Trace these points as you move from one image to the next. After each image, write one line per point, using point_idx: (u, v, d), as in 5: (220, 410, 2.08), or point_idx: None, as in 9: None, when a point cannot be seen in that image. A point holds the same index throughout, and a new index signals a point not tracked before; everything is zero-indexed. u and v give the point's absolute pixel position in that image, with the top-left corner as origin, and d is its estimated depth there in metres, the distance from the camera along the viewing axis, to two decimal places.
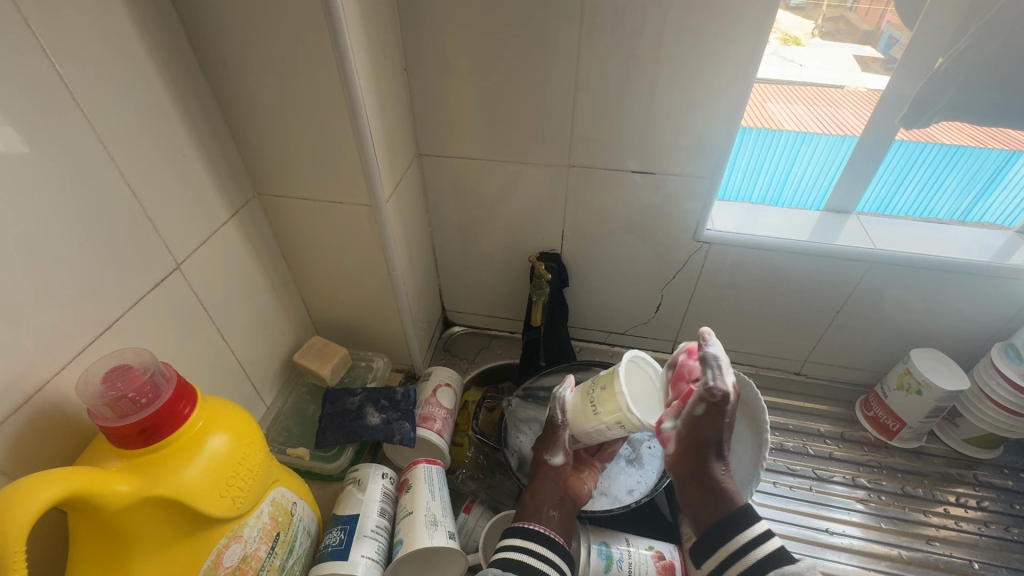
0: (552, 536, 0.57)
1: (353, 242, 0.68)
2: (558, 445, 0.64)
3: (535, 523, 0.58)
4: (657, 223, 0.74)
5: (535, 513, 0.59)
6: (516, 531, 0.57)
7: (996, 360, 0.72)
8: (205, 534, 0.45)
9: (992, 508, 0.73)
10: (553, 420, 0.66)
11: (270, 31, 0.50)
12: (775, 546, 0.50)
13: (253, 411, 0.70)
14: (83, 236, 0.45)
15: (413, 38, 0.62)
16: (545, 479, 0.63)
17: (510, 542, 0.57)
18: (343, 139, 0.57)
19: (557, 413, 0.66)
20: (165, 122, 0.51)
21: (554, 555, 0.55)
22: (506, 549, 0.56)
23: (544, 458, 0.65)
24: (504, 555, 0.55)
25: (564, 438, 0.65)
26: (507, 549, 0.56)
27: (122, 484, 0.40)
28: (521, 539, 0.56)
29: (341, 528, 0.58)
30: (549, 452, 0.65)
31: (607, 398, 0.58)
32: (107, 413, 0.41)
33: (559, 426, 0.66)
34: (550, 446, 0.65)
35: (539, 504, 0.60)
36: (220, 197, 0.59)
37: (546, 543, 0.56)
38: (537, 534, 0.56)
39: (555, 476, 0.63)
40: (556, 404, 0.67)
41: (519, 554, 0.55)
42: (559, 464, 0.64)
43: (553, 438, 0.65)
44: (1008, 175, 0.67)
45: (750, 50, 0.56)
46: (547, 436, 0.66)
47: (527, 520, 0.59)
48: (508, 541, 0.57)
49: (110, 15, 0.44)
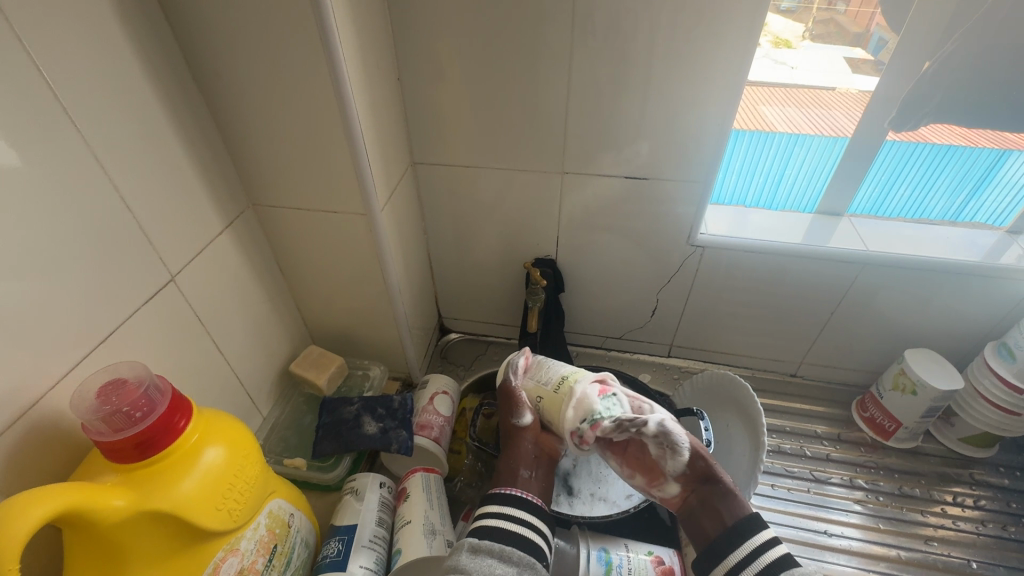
0: (531, 500, 0.56)
1: (348, 252, 0.68)
2: (524, 405, 0.63)
3: (513, 488, 0.57)
4: (651, 228, 0.74)
5: (510, 477, 0.58)
6: (494, 498, 0.56)
7: (990, 359, 0.72)
8: (202, 547, 0.45)
9: (989, 506, 0.73)
10: (510, 384, 0.65)
11: (263, 42, 0.51)
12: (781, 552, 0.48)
13: (250, 422, 0.70)
14: (79, 250, 0.45)
15: (405, 47, 0.63)
16: (517, 441, 0.62)
17: (487, 509, 0.55)
18: (336, 149, 0.57)
19: (511, 377, 0.66)
20: (158, 134, 0.51)
21: (532, 517, 0.54)
22: (485, 517, 0.55)
23: (513, 422, 0.63)
24: (482, 522, 0.54)
25: (523, 398, 0.64)
26: (483, 516, 0.55)
27: (118, 499, 0.40)
28: (497, 505, 0.55)
29: (339, 539, 0.58)
30: (517, 413, 0.63)
31: (551, 401, 0.62)
32: (102, 428, 0.41)
33: (514, 389, 0.64)
34: (513, 409, 0.63)
35: (515, 467, 0.59)
36: (215, 207, 0.60)
37: (526, 508, 0.55)
38: (516, 499, 0.55)
39: (526, 437, 0.62)
40: (509, 370, 0.67)
41: (497, 521, 0.53)
42: (528, 423, 0.63)
43: (513, 400, 0.64)
44: (1001, 174, 0.68)
45: (740, 57, 0.57)
46: (508, 400, 0.64)
47: (505, 485, 0.57)
48: (485, 507, 0.56)
49: (103, 29, 0.44)
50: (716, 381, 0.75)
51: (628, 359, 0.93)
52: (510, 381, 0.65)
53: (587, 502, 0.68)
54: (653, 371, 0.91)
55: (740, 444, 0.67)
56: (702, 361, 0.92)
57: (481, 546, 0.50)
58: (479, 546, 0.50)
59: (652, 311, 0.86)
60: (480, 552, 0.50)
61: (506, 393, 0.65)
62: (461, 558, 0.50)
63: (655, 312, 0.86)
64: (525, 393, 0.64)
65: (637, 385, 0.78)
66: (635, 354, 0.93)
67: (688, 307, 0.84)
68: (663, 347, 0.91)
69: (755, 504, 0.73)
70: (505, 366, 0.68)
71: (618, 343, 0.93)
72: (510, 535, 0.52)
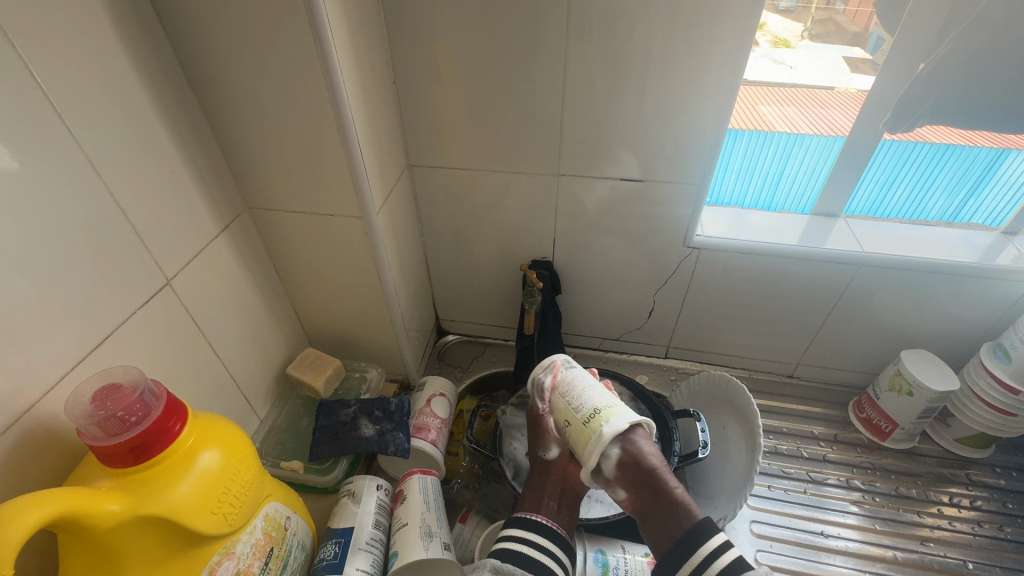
0: (555, 528, 0.57)
1: (344, 255, 0.68)
2: (550, 438, 0.63)
3: (535, 514, 0.58)
4: (647, 230, 0.74)
5: (534, 505, 0.60)
6: (519, 522, 0.58)
7: (985, 360, 0.72)
8: (197, 551, 0.45)
9: (986, 507, 0.73)
10: (539, 412, 0.63)
11: (258, 46, 0.51)
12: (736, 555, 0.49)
13: (247, 425, 0.70)
14: (74, 254, 0.45)
15: (401, 50, 0.63)
16: (543, 476, 0.62)
17: (510, 533, 0.57)
18: (332, 152, 0.58)
19: (536, 400, 0.64)
20: (154, 138, 0.51)
21: (553, 544, 0.56)
22: (509, 540, 0.56)
23: (539, 454, 0.63)
24: (503, 545, 0.55)
25: (551, 429, 0.63)
26: (506, 539, 0.56)
27: (112, 504, 0.40)
28: (521, 531, 0.56)
29: (336, 542, 0.58)
30: (543, 446, 0.63)
31: (579, 433, 0.56)
32: (96, 433, 0.41)
33: (542, 417, 0.63)
34: (540, 441, 0.63)
35: (539, 494, 0.61)
36: (211, 211, 0.60)
37: (548, 535, 0.56)
38: (539, 526, 0.57)
39: (551, 469, 0.62)
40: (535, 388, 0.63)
41: (519, 545, 0.55)
42: (555, 457, 0.62)
43: (542, 431, 0.63)
44: (998, 173, 0.68)
45: (734, 60, 0.57)
46: (536, 428, 0.64)
47: (528, 510, 0.59)
48: (509, 530, 0.57)
49: (98, 34, 0.44)
50: (712, 382, 0.75)
51: (625, 360, 0.93)
52: (537, 406, 0.63)
53: (585, 503, 0.68)
54: (650, 372, 0.91)
55: (737, 445, 0.67)
56: (699, 363, 0.92)
57: (503, 568, 0.51)
58: (501, 568, 0.51)
59: (649, 312, 0.86)
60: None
61: (535, 421, 0.64)
62: None
63: (651, 313, 0.86)
64: (552, 422, 0.63)
65: (634, 386, 0.78)
66: (632, 355, 0.93)
67: (684, 308, 0.84)
68: (660, 348, 0.91)
69: (751, 505, 0.73)
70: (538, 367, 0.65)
71: (615, 344, 0.93)
72: (531, 560, 0.54)
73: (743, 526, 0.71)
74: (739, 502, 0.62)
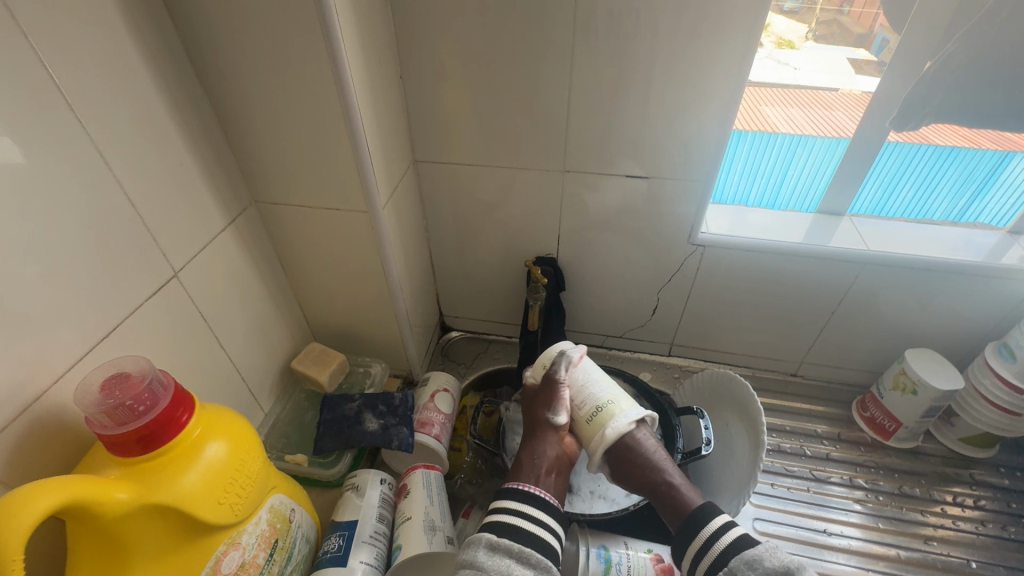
0: (548, 499, 0.55)
1: (350, 249, 0.69)
2: (563, 405, 0.61)
3: (531, 486, 0.56)
4: (652, 227, 0.75)
5: (531, 475, 0.57)
6: (511, 494, 0.55)
7: (990, 359, 0.72)
8: (204, 541, 0.46)
9: (989, 507, 0.73)
10: (554, 377, 0.62)
11: (266, 41, 0.51)
12: (738, 535, 0.50)
13: (252, 418, 0.70)
14: (82, 245, 0.45)
15: (408, 46, 0.63)
16: (546, 437, 0.60)
17: (503, 504, 0.54)
18: (339, 147, 0.58)
19: (547, 380, 0.63)
20: (162, 131, 0.51)
21: (545, 516, 0.54)
22: (501, 512, 0.54)
23: (547, 416, 0.61)
24: (497, 519, 0.53)
25: (565, 397, 0.62)
26: (499, 512, 0.54)
27: (121, 492, 0.40)
28: (516, 501, 0.54)
29: (340, 534, 0.58)
30: (552, 410, 0.61)
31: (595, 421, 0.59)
32: (105, 422, 0.41)
33: (560, 383, 0.62)
34: (551, 404, 0.61)
35: (537, 464, 0.59)
36: (218, 204, 0.60)
37: (542, 506, 0.54)
38: (533, 497, 0.55)
39: (552, 437, 0.60)
40: (561, 361, 0.63)
41: (514, 518, 0.52)
42: (565, 424, 0.60)
43: (556, 395, 0.62)
44: (1003, 175, 0.68)
45: (741, 58, 0.57)
46: (549, 394, 0.62)
47: (523, 481, 0.57)
48: (503, 501, 0.55)
49: (108, 26, 0.44)
50: (716, 379, 0.75)
51: (629, 358, 0.93)
52: (547, 385, 0.63)
53: (587, 500, 0.69)
54: (653, 370, 0.91)
55: (741, 443, 0.67)
56: (702, 360, 0.92)
57: (499, 544, 0.50)
58: (497, 544, 0.50)
59: (653, 309, 0.86)
60: (498, 551, 0.50)
61: (547, 387, 0.63)
62: (479, 555, 0.49)
63: (655, 311, 0.86)
64: (569, 392, 0.62)
65: (637, 384, 0.78)
66: (635, 352, 0.93)
67: (688, 306, 0.84)
68: (664, 346, 0.92)
69: (754, 503, 0.73)
70: (547, 352, 0.65)
71: (619, 341, 0.93)
72: (526, 533, 0.52)
73: (746, 523, 0.71)
74: (741, 500, 0.63)
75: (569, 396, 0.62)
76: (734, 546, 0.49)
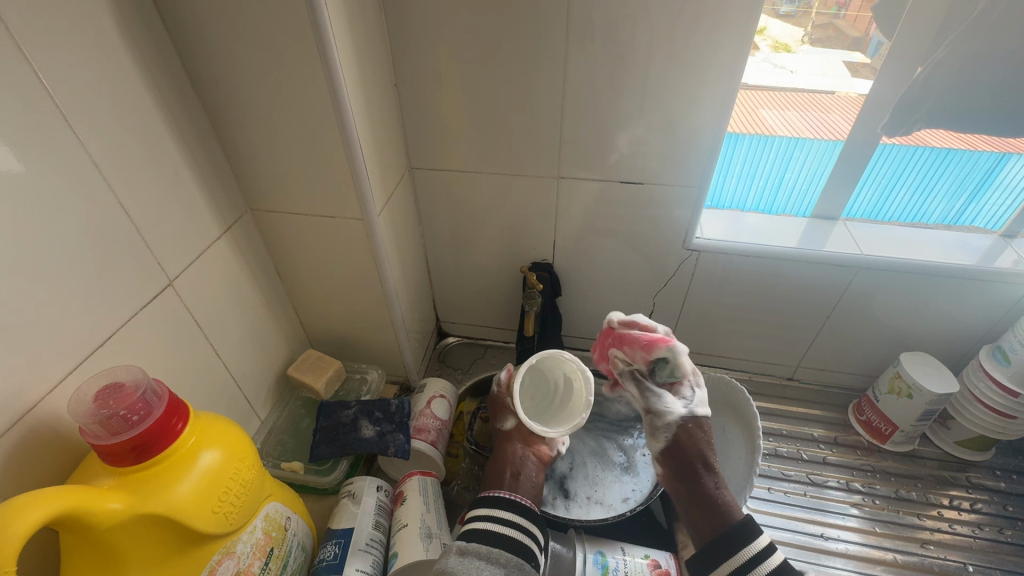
0: (521, 501, 0.57)
1: (345, 256, 0.69)
2: (507, 411, 0.68)
3: (501, 490, 0.58)
4: (647, 233, 0.75)
5: (499, 480, 0.61)
6: (482, 502, 0.57)
7: (985, 362, 0.72)
8: (198, 550, 0.45)
9: (986, 510, 0.73)
10: (495, 394, 0.71)
11: (261, 51, 0.51)
12: (778, 560, 0.51)
13: (248, 426, 0.70)
14: (77, 256, 0.46)
15: (402, 54, 0.64)
16: (502, 446, 0.66)
17: (476, 513, 0.56)
18: (333, 155, 0.58)
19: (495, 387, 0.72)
20: (157, 140, 0.52)
21: (521, 518, 0.55)
22: (475, 520, 0.56)
23: (499, 428, 0.68)
24: (472, 526, 0.55)
25: (508, 405, 0.69)
26: (473, 520, 0.56)
27: (115, 502, 0.40)
28: (487, 508, 0.56)
29: (335, 542, 0.58)
30: (500, 420, 0.68)
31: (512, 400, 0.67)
32: (99, 431, 0.41)
33: (501, 396, 0.70)
34: (499, 416, 0.69)
35: (501, 470, 0.62)
36: (213, 213, 0.60)
37: (513, 508, 0.56)
38: (503, 500, 0.56)
39: (510, 441, 0.66)
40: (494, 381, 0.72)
41: (485, 523, 0.54)
42: (511, 426, 0.67)
43: (500, 408, 0.69)
44: (999, 177, 0.68)
45: (733, 65, 0.58)
46: (497, 406, 0.70)
47: (494, 488, 0.59)
48: (475, 510, 0.57)
49: (103, 38, 0.45)
50: (712, 384, 0.75)
51: None
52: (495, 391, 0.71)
53: (584, 505, 0.69)
54: None
55: (737, 448, 0.67)
56: (699, 365, 0.92)
57: (467, 548, 0.52)
58: (466, 549, 0.52)
59: (649, 314, 0.86)
60: (468, 555, 0.52)
61: (495, 403, 0.71)
62: (449, 561, 0.51)
63: (651, 316, 0.86)
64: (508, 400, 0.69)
65: None
66: None
67: (683, 311, 0.84)
68: None
69: (751, 508, 0.73)
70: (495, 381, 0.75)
71: None
72: (498, 536, 0.53)
73: None
74: (737, 504, 0.63)
75: (509, 403, 0.68)
76: (779, 568, 0.50)
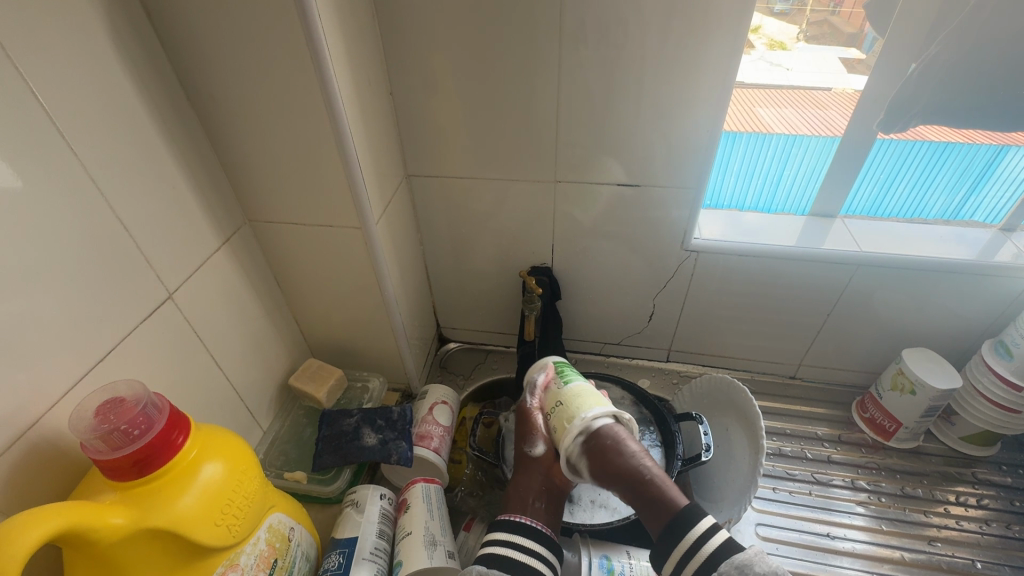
0: (541, 528, 0.57)
1: (344, 264, 0.69)
2: (538, 434, 0.63)
3: (520, 515, 0.58)
4: (645, 234, 0.75)
5: (520, 506, 0.60)
6: (503, 526, 0.57)
7: (987, 357, 0.72)
8: (202, 562, 0.46)
9: (992, 506, 0.73)
10: (528, 406, 0.65)
11: (256, 62, 0.52)
12: (725, 539, 0.46)
13: (250, 437, 0.70)
14: (77, 271, 0.46)
15: (397, 63, 0.64)
16: (529, 471, 0.63)
17: (495, 537, 0.56)
18: (330, 165, 0.58)
19: (527, 396, 0.65)
20: (154, 154, 0.52)
21: (540, 547, 0.56)
22: (494, 544, 0.55)
23: (526, 449, 0.64)
24: (489, 551, 0.55)
25: (539, 427, 0.63)
26: (491, 543, 0.56)
27: (116, 517, 0.40)
28: (507, 534, 0.56)
29: (340, 552, 0.58)
30: (530, 442, 0.63)
31: (561, 415, 0.59)
32: (100, 446, 0.42)
33: (532, 412, 0.64)
34: (528, 437, 0.64)
35: (524, 495, 0.60)
36: (211, 224, 0.60)
37: (535, 536, 0.56)
38: (525, 527, 0.56)
39: (538, 468, 0.63)
40: (528, 388, 0.66)
41: (506, 549, 0.54)
42: (541, 453, 0.62)
43: (529, 426, 0.64)
44: (998, 169, 0.68)
45: (726, 65, 0.58)
46: (525, 426, 0.64)
47: (512, 513, 0.59)
48: (494, 533, 0.57)
49: (97, 54, 0.45)
50: (715, 385, 0.75)
51: (626, 365, 0.93)
52: (527, 402, 0.65)
53: (588, 509, 0.67)
54: (652, 376, 0.92)
55: (740, 449, 0.67)
56: (701, 365, 0.92)
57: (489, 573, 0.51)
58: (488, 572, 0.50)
59: (649, 315, 0.86)
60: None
61: (523, 419, 0.65)
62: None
63: (651, 317, 0.86)
64: (542, 418, 0.64)
65: (636, 390, 0.77)
66: (633, 359, 0.93)
67: (684, 311, 0.84)
68: (662, 352, 0.92)
69: (756, 508, 0.73)
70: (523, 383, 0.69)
71: (616, 348, 0.93)
72: (516, 563, 0.53)
73: (748, 529, 0.70)
74: (743, 505, 0.62)
75: (542, 423, 0.64)
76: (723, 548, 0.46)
